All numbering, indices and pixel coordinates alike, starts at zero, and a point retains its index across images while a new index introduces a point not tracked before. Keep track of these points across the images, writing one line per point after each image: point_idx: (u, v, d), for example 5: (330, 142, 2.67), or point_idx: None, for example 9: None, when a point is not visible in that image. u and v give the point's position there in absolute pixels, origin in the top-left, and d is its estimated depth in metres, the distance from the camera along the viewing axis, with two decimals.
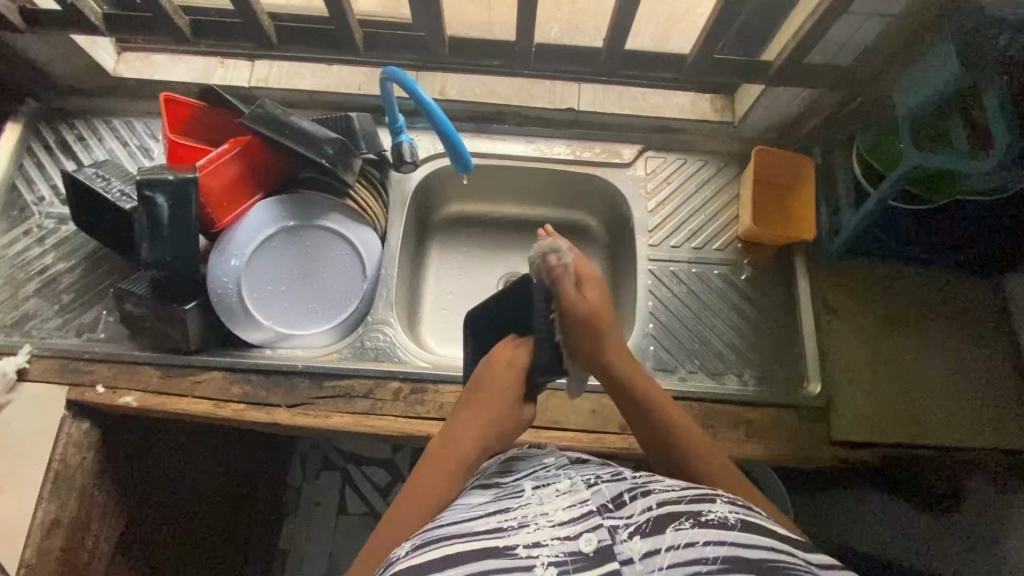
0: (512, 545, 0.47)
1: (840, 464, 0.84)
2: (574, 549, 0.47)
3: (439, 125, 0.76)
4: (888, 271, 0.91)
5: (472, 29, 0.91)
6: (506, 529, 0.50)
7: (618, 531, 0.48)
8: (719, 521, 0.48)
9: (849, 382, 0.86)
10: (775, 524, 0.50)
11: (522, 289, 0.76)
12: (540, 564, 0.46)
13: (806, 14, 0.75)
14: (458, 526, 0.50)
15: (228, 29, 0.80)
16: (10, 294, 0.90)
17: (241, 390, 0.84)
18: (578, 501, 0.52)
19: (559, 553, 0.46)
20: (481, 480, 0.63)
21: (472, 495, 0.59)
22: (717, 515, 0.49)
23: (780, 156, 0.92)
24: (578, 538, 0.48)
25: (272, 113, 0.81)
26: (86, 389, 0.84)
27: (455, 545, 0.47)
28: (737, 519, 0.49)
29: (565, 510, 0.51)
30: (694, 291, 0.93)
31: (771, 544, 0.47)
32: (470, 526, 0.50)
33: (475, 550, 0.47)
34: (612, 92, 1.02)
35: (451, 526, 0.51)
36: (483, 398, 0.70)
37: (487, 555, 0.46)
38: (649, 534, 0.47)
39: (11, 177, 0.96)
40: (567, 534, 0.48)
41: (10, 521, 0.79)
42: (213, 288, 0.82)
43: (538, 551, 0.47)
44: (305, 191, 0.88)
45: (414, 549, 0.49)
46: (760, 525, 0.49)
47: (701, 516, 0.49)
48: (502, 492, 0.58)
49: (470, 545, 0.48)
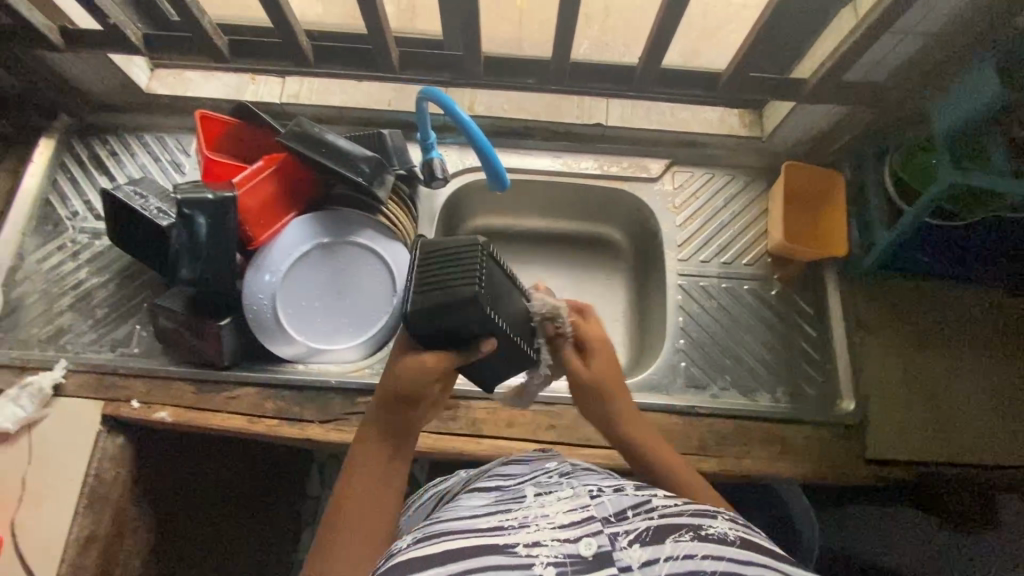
0: (511, 543, 0.45)
1: (876, 482, 0.83)
2: (573, 551, 0.44)
3: (476, 142, 0.76)
4: (920, 287, 0.90)
5: (502, 46, 0.91)
6: (506, 527, 0.47)
7: (618, 538, 0.46)
8: (718, 537, 0.46)
9: (884, 400, 0.85)
10: (780, 548, 0.47)
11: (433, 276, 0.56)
12: (540, 564, 0.43)
13: (843, 34, 0.75)
14: (459, 523, 0.48)
15: (267, 49, 0.81)
16: (45, 308, 0.91)
17: (275, 406, 0.84)
18: (580, 505, 0.50)
19: (558, 554, 0.44)
20: (484, 479, 0.62)
21: (473, 497, 0.57)
22: (716, 530, 0.47)
23: (810, 171, 0.92)
24: (578, 542, 0.45)
25: (307, 131, 0.81)
26: (120, 404, 0.85)
27: (455, 541, 0.46)
28: (737, 537, 0.47)
29: (566, 513, 0.49)
30: (724, 306, 0.93)
31: (773, 566, 0.45)
32: (470, 524, 0.48)
33: (472, 547, 0.44)
34: (640, 107, 1.02)
35: (451, 522, 0.49)
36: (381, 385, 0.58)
37: (483, 551, 0.44)
38: (649, 543, 0.45)
39: (45, 192, 0.97)
40: (567, 537, 0.46)
41: (46, 537, 0.79)
42: (248, 304, 0.83)
43: (537, 551, 0.44)
44: (339, 209, 0.88)
45: (414, 543, 0.47)
46: (761, 545, 0.47)
47: (701, 530, 0.47)
48: (501, 496, 0.56)
49: (467, 542, 0.45)
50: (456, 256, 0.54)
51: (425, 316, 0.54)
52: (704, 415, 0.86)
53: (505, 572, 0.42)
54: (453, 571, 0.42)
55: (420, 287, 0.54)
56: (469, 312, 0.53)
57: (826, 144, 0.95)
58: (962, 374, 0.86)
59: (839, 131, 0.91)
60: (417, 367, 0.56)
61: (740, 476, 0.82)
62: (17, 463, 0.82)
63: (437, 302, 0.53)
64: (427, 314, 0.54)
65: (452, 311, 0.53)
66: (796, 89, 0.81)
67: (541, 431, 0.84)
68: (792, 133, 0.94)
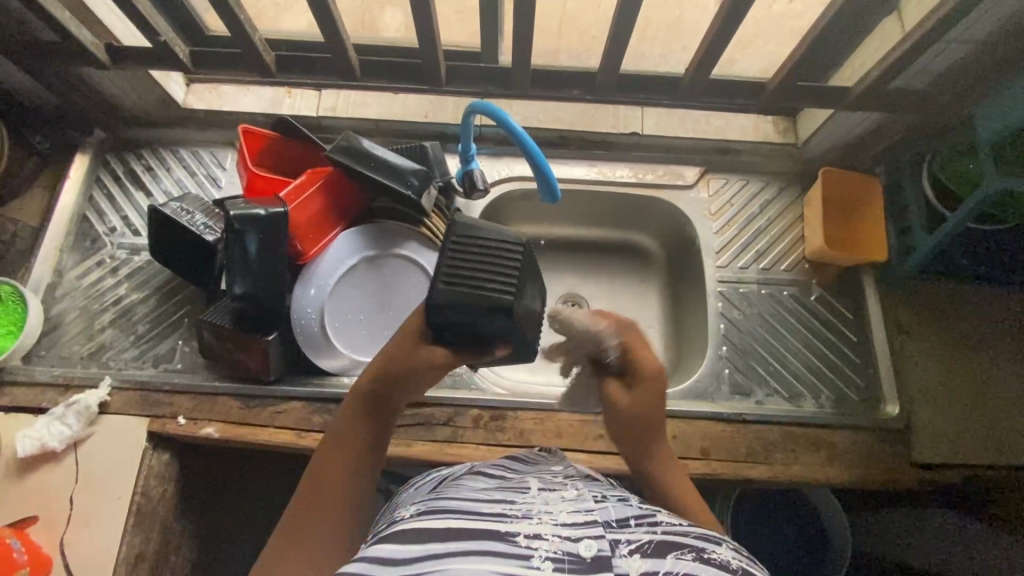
0: (513, 533, 0.46)
1: (922, 486, 0.84)
2: (572, 549, 0.45)
3: (529, 153, 0.77)
4: (960, 290, 0.91)
5: (541, 57, 0.92)
6: (507, 514, 0.48)
7: (619, 545, 0.46)
8: (720, 563, 0.45)
9: (929, 403, 0.86)
10: None
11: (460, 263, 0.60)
12: (537, 557, 0.44)
13: (890, 44, 0.76)
14: (464, 504, 0.50)
15: (314, 65, 0.82)
16: (85, 325, 0.90)
17: (323, 420, 0.84)
18: (584, 508, 0.50)
19: (558, 550, 0.44)
20: (489, 465, 0.62)
21: (474, 480, 0.57)
22: (719, 557, 0.46)
23: (848, 177, 0.93)
24: (578, 541, 0.45)
25: (355, 145, 0.82)
26: (166, 421, 0.84)
27: (459, 520, 0.47)
28: (739, 566, 0.46)
29: (570, 513, 0.49)
30: (764, 312, 0.93)
31: None
32: (475, 507, 0.50)
33: (472, 531, 0.46)
34: (674, 115, 1.03)
35: (455, 501, 0.51)
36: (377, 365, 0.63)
37: (486, 536, 0.45)
38: (650, 555, 0.45)
39: (82, 209, 0.96)
40: (567, 535, 0.46)
41: (94, 557, 0.78)
42: (296, 318, 0.84)
43: (538, 544, 0.45)
44: (382, 221, 0.88)
45: (418, 514, 0.50)
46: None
47: (704, 553, 0.46)
48: (503, 483, 0.56)
49: (466, 523, 0.47)
50: (502, 257, 0.60)
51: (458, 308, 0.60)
52: (752, 423, 0.85)
53: (502, 560, 0.43)
54: (451, 549, 0.44)
55: (449, 280, 0.59)
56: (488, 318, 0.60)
57: (860, 150, 0.96)
58: (1006, 377, 0.86)
59: (876, 137, 0.92)
60: (415, 356, 0.62)
61: (789, 481, 0.82)
62: (63, 483, 0.81)
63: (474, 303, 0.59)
64: (461, 312, 0.60)
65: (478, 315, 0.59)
66: (839, 97, 0.82)
67: (589, 440, 0.84)
68: (828, 140, 0.95)
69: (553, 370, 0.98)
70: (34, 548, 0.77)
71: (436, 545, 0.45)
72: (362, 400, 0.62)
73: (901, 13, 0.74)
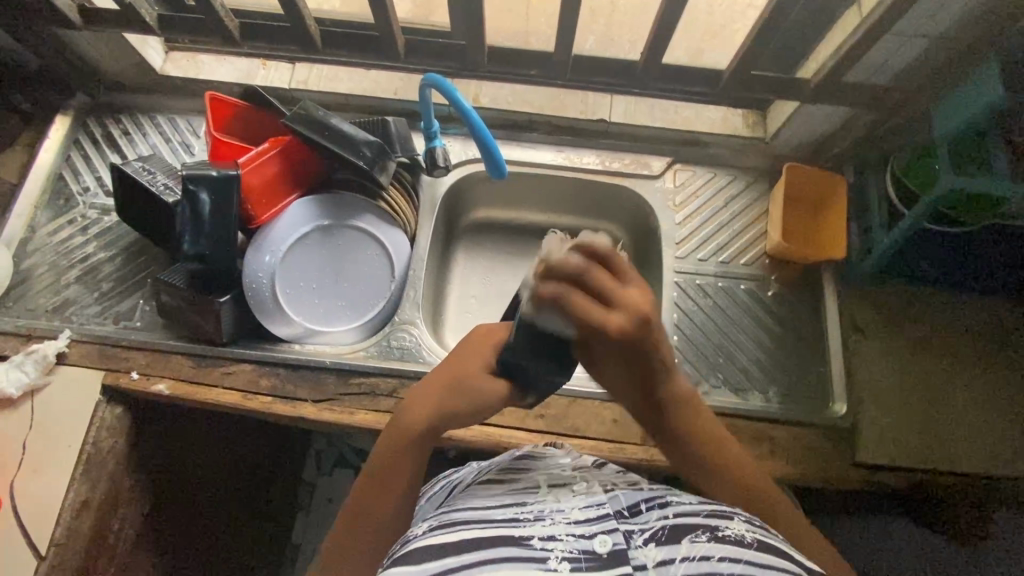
0: (528, 536, 0.47)
1: (867, 486, 0.83)
2: (588, 547, 0.46)
3: (477, 131, 0.78)
4: (918, 293, 0.90)
5: (507, 38, 0.93)
6: (521, 518, 0.49)
7: (633, 536, 0.48)
8: (735, 538, 0.46)
9: (876, 404, 0.85)
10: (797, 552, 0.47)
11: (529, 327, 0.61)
12: (554, 558, 0.45)
13: (847, 34, 0.76)
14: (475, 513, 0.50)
15: (276, 34, 0.84)
16: (52, 279, 0.93)
17: (270, 383, 0.85)
18: (595, 502, 0.51)
19: (574, 551, 0.46)
20: (495, 471, 0.63)
21: (485, 486, 0.58)
22: (733, 532, 0.47)
23: (810, 173, 0.92)
24: (593, 538, 0.47)
25: (311, 113, 0.83)
26: (121, 375, 0.87)
27: (475, 531, 0.48)
28: (754, 539, 0.47)
29: (582, 509, 0.50)
30: (719, 305, 0.93)
31: (790, 569, 0.45)
32: (488, 514, 0.50)
33: (488, 537, 0.47)
34: (644, 104, 1.02)
35: (471, 510, 0.52)
36: (432, 384, 0.63)
37: (502, 541, 0.46)
38: (664, 543, 0.46)
39: (58, 168, 0.99)
40: (582, 533, 0.47)
41: (42, 503, 0.81)
42: (247, 281, 0.85)
43: (553, 545, 0.46)
44: (339, 192, 0.91)
45: (433, 531, 0.49)
46: (775, 546, 0.47)
47: (717, 531, 0.47)
48: (513, 484, 0.58)
49: (482, 532, 0.47)
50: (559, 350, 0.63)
51: (531, 325, 0.61)
52: None
53: (520, 563, 0.44)
54: (467, 561, 0.44)
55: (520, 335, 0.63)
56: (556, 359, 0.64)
57: (827, 147, 0.95)
58: (963, 376, 0.85)
59: (843, 133, 0.91)
60: (482, 391, 0.63)
61: None
62: (19, 429, 0.84)
63: (553, 335, 0.61)
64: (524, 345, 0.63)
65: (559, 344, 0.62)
66: (797, 88, 0.81)
67: (530, 419, 0.85)
68: (796, 134, 0.94)
69: None
70: None
71: (453, 559, 0.45)
72: (416, 432, 0.60)
73: (859, 4, 0.74)
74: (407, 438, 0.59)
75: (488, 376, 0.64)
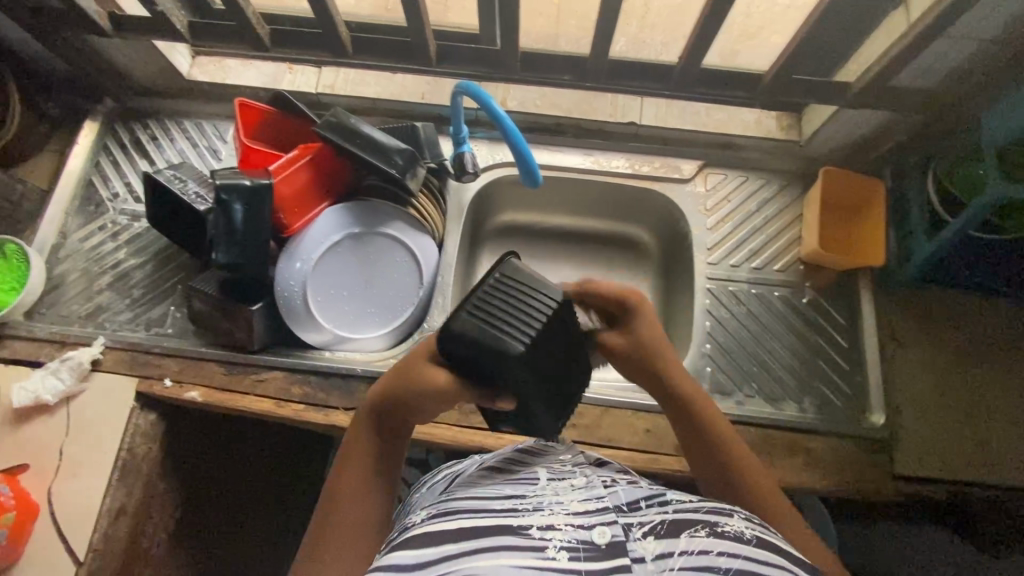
0: (526, 526, 0.45)
1: (905, 499, 0.81)
2: (586, 537, 0.45)
3: (511, 137, 0.76)
4: (960, 302, 0.88)
5: (536, 41, 0.91)
6: (519, 509, 0.47)
7: (632, 529, 0.47)
8: (734, 535, 0.46)
9: (917, 415, 0.83)
10: (795, 552, 0.47)
11: (481, 299, 0.52)
12: (553, 547, 0.44)
13: (894, 36, 0.73)
14: (471, 502, 0.48)
15: (307, 40, 0.83)
16: (84, 286, 0.94)
17: (302, 391, 0.86)
18: (595, 495, 0.49)
19: (573, 540, 0.45)
20: (493, 457, 0.59)
21: (481, 472, 0.55)
22: (731, 529, 0.47)
23: (848, 178, 0.90)
24: (592, 529, 0.46)
25: (343, 121, 0.83)
26: (154, 382, 0.87)
27: (471, 518, 0.46)
28: (752, 536, 0.47)
29: (581, 501, 0.49)
30: (752, 312, 0.91)
31: (788, 568, 0.45)
32: (483, 504, 0.48)
33: (488, 526, 0.45)
34: (675, 107, 1.00)
35: (466, 497, 0.49)
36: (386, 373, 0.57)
37: (499, 531, 0.45)
38: (663, 536, 0.46)
39: (88, 174, 0.99)
40: (580, 523, 0.46)
41: (79, 509, 0.81)
42: (279, 290, 0.85)
43: (552, 535, 0.45)
44: (370, 200, 0.90)
45: (430, 518, 0.47)
46: (773, 546, 0.47)
47: (716, 527, 0.47)
48: (511, 475, 0.53)
49: (479, 520, 0.46)
50: (531, 313, 0.52)
51: (502, 284, 0.53)
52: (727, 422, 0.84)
53: (519, 552, 0.43)
54: (466, 549, 0.44)
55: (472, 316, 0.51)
56: (504, 360, 0.50)
57: (865, 151, 0.92)
58: (993, 383, 0.84)
59: (882, 136, 0.89)
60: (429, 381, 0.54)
61: None
62: (55, 434, 0.85)
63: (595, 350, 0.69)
64: (480, 320, 0.51)
65: (493, 360, 0.51)
66: (839, 92, 0.79)
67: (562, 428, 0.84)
68: (832, 137, 0.92)
69: None
70: (21, 494, 0.79)
71: (450, 547, 0.44)
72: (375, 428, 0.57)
73: (906, 6, 0.72)
74: (365, 432, 0.57)
75: (431, 365, 0.55)
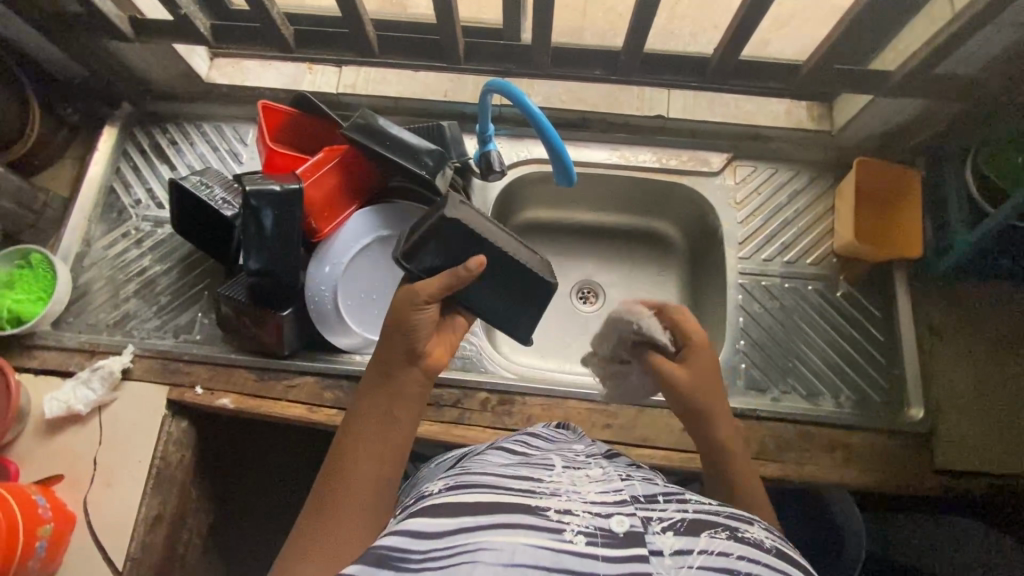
0: (544, 507, 0.42)
1: (944, 492, 0.80)
2: (604, 525, 0.41)
3: (544, 133, 0.75)
4: (999, 291, 0.87)
5: (562, 35, 0.90)
6: (537, 491, 0.44)
7: (651, 522, 0.43)
8: (755, 542, 0.42)
9: (957, 410, 0.82)
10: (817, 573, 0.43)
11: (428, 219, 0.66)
12: (570, 530, 0.40)
13: (938, 24, 0.72)
14: (489, 480, 0.45)
15: (333, 41, 0.82)
16: (110, 294, 0.93)
17: (334, 395, 0.85)
18: (612, 488, 0.46)
19: (590, 525, 0.41)
20: (509, 440, 0.59)
21: (498, 454, 0.53)
22: (753, 535, 0.43)
23: (884, 168, 0.88)
24: (610, 517, 0.42)
25: (372, 122, 0.82)
26: (184, 389, 0.86)
27: (485, 493, 0.43)
28: (773, 546, 0.43)
29: (599, 492, 0.45)
30: (785, 306, 0.90)
31: None
32: (499, 482, 0.45)
33: (503, 503, 0.42)
34: (703, 98, 0.98)
35: (482, 474, 0.47)
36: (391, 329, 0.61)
37: (515, 509, 0.41)
38: (683, 533, 0.42)
39: (109, 181, 0.98)
40: (598, 511, 0.42)
41: (115, 519, 0.81)
42: (310, 294, 0.85)
43: (569, 519, 0.41)
44: (397, 202, 0.89)
45: (447, 489, 0.44)
46: (797, 561, 0.43)
47: (737, 532, 0.43)
48: (527, 459, 0.52)
49: (494, 497, 0.42)
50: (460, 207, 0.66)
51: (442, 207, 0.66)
52: (764, 419, 0.83)
53: (533, 533, 0.39)
54: (480, 524, 0.40)
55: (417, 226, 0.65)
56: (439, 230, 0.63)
57: (899, 140, 0.91)
58: (999, 380, 0.82)
59: (918, 125, 0.87)
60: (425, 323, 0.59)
61: (804, 482, 0.80)
62: (88, 443, 0.84)
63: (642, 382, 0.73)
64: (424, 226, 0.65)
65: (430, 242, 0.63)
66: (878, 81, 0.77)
67: (597, 428, 0.83)
68: (865, 127, 0.90)
69: (566, 355, 0.99)
70: (57, 504, 0.78)
71: (466, 520, 0.40)
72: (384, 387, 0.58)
73: None
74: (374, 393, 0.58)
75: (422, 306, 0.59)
